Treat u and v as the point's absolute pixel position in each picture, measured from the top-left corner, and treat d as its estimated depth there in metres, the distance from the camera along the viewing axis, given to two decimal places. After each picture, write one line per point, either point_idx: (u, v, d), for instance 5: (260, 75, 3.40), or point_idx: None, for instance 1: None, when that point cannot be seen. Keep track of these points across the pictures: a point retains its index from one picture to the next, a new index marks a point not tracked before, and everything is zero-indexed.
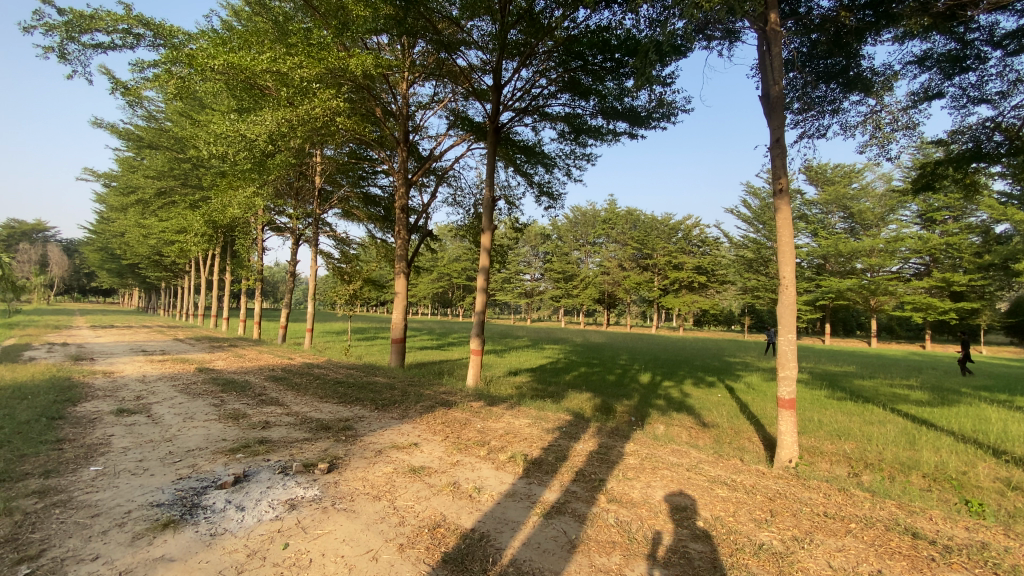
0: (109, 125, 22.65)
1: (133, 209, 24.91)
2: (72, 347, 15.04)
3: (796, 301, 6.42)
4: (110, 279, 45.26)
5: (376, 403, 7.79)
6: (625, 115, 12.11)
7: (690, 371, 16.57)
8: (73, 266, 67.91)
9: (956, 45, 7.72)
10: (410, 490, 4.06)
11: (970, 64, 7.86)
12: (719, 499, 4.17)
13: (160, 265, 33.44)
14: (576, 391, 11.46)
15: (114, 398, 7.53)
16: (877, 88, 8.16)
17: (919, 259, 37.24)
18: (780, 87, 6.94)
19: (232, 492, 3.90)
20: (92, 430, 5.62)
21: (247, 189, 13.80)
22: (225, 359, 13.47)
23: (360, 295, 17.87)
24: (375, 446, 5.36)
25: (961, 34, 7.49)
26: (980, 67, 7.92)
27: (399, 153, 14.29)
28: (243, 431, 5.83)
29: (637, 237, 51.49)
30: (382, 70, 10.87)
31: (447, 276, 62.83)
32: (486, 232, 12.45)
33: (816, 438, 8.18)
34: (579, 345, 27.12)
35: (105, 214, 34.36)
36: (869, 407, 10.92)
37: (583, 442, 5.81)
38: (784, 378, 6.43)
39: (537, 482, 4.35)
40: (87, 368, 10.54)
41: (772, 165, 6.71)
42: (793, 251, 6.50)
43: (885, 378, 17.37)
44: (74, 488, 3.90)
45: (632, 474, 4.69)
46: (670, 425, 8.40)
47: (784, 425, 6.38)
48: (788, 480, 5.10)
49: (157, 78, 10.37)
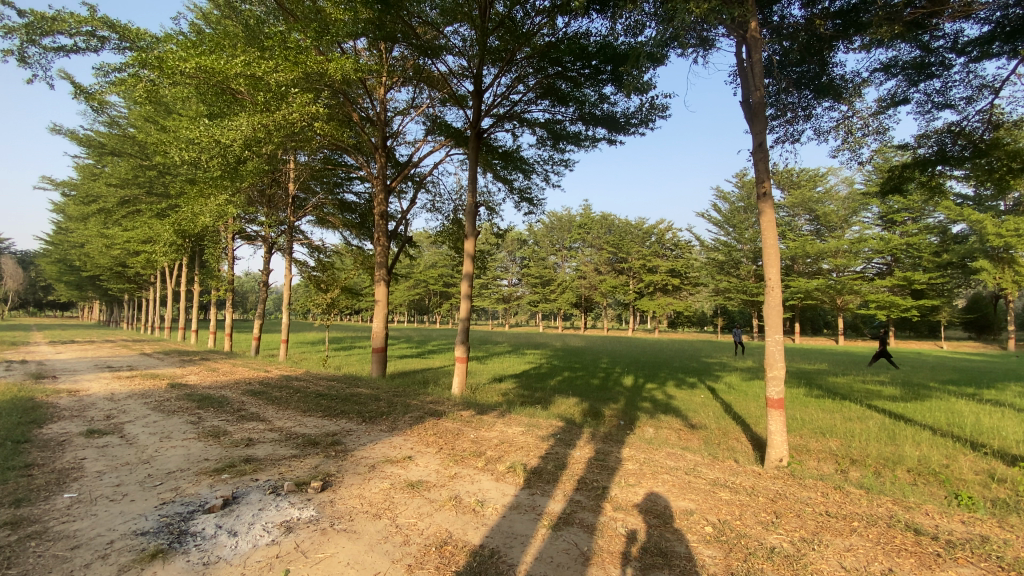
0: (68, 131, 21.63)
1: (94, 219, 23.83)
2: (32, 364, 14.26)
3: (782, 303, 6.51)
4: (69, 292, 43.21)
5: (362, 416, 7.56)
6: (603, 121, 12.21)
7: (671, 373, 16.75)
8: (28, 280, 64.76)
9: (920, 52, 8.04)
10: (411, 506, 3.92)
11: (935, 71, 8.18)
12: (723, 503, 4.16)
13: (122, 276, 32.11)
14: (563, 396, 11.41)
15: (82, 418, 7.11)
16: (849, 95, 8.39)
17: (881, 259, 38.77)
18: (761, 92, 7.04)
19: (222, 515, 3.69)
20: (62, 454, 5.27)
21: (219, 198, 13.34)
22: (198, 374, 12.92)
23: (337, 304, 17.45)
24: (367, 460, 5.18)
25: (926, 42, 7.80)
26: (943, 75, 8.26)
27: (377, 160, 14.08)
28: (226, 449, 5.57)
29: (613, 241, 52.06)
30: (361, 74, 10.71)
31: (423, 283, 62.21)
32: (468, 239, 12.30)
33: (802, 436, 8.32)
34: (559, 349, 27.13)
35: (64, 225, 32.85)
36: (847, 404, 11.20)
37: (580, 449, 5.74)
38: (772, 378, 6.47)
39: (540, 493, 4.26)
40: (50, 387, 9.96)
41: (755, 169, 6.81)
42: (777, 252, 6.59)
43: (857, 375, 17.89)
44: (49, 517, 3.62)
45: (634, 480, 4.64)
46: (659, 428, 8.39)
47: (774, 425, 6.42)
48: (784, 480, 5.14)
49: (124, 83, 9.94)
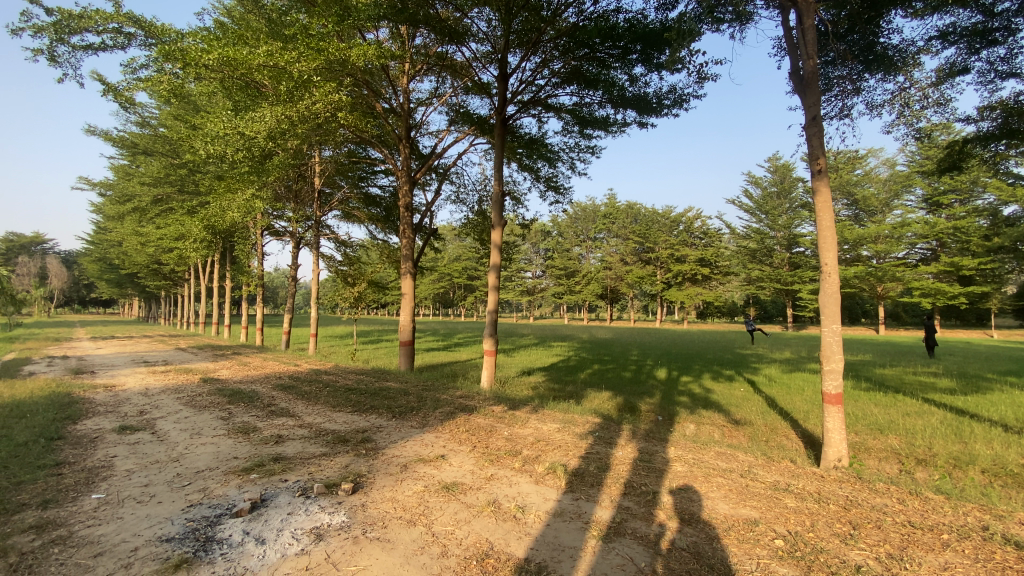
0: (102, 132, 22.14)
1: (130, 218, 24.45)
2: (72, 360, 14.64)
3: (840, 290, 5.98)
4: (110, 290, 44.88)
5: (393, 412, 7.36)
6: (633, 103, 11.64)
7: (706, 365, 16.17)
8: (72, 278, 67.84)
9: (981, 17, 7.28)
10: (447, 512, 3.64)
11: (998, 37, 7.42)
12: (790, 511, 3.76)
13: (158, 273, 33.02)
14: (595, 390, 11.04)
15: (116, 414, 7.11)
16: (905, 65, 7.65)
17: (926, 244, 36.81)
18: (815, 61, 6.44)
19: (250, 520, 3.48)
20: (93, 451, 5.21)
21: (246, 192, 13.31)
22: (231, 368, 13.01)
23: (364, 298, 17.39)
24: (399, 459, 4.94)
25: (988, 5, 7.06)
26: (1006, 42, 7.48)
27: (401, 151, 13.85)
28: (255, 447, 5.41)
29: (639, 231, 50.94)
30: (383, 61, 10.37)
31: (448, 276, 62.42)
32: (495, 228, 11.93)
33: (858, 433, 7.75)
34: (586, 341, 26.73)
35: (103, 225, 33.92)
36: (901, 397, 10.50)
37: (622, 448, 5.38)
38: (829, 371, 5.98)
39: (585, 498, 3.93)
40: (87, 382, 10.13)
41: (808, 145, 6.27)
42: (834, 236, 6.06)
43: (906, 366, 16.90)
44: (74, 521, 3.48)
45: (686, 484, 4.27)
46: (701, 424, 7.95)
47: (831, 422, 5.91)
48: (851, 484, 4.69)
49: (150, 80, 9.92)
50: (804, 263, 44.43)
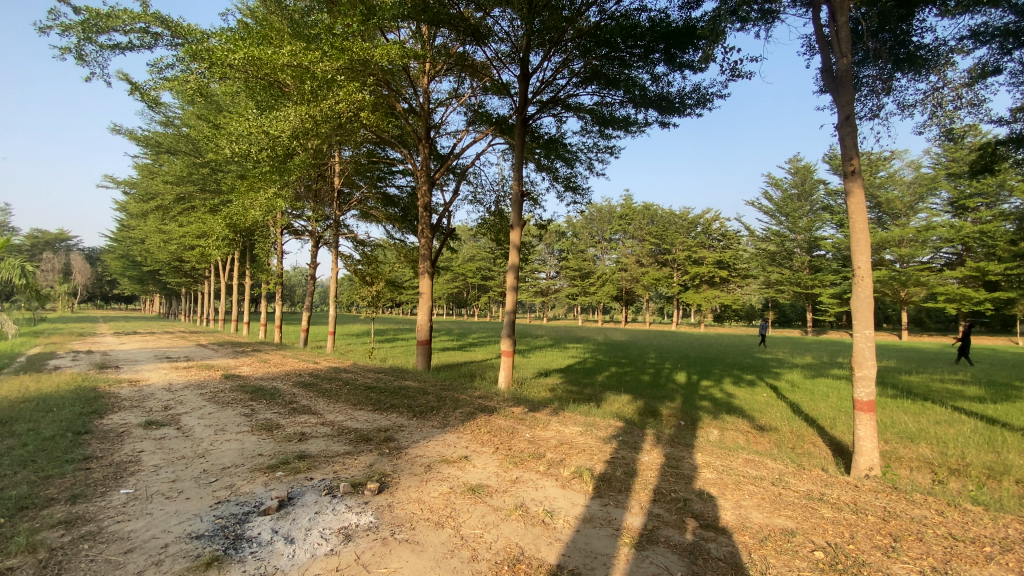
0: (127, 132, 22.58)
1: (153, 215, 24.89)
2: (97, 355, 14.96)
3: (873, 294, 5.82)
4: (132, 286, 45.76)
5: (413, 411, 7.35)
6: (655, 103, 11.50)
7: (725, 369, 15.93)
8: (96, 274, 69.42)
9: (1015, 17, 7.04)
10: (475, 514, 3.60)
11: None
12: (826, 522, 3.65)
13: (179, 270, 33.55)
14: (614, 393, 10.90)
15: (141, 409, 7.21)
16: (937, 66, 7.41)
17: (951, 248, 35.93)
18: (849, 59, 6.28)
19: (277, 519, 3.47)
20: (120, 446, 5.28)
21: (267, 191, 13.44)
22: (251, 365, 13.15)
23: (382, 297, 17.46)
24: (422, 460, 4.91)
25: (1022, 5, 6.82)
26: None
27: (420, 151, 13.86)
28: (279, 444, 5.43)
29: (655, 233, 50.45)
30: (406, 61, 10.37)
31: (462, 277, 62.52)
32: (514, 229, 11.88)
33: (887, 442, 7.54)
34: (602, 343, 26.55)
35: (127, 223, 34.57)
36: (930, 405, 10.20)
37: (647, 453, 5.28)
38: (861, 378, 5.81)
39: (614, 504, 3.85)
40: (112, 377, 10.30)
41: (841, 145, 6.13)
42: (867, 239, 5.89)
43: (933, 373, 16.46)
44: (104, 516, 3.50)
45: (716, 491, 4.17)
46: (725, 430, 7.81)
47: (863, 430, 5.75)
48: (887, 495, 4.55)
49: (175, 80, 10.05)
50: (824, 267, 43.58)
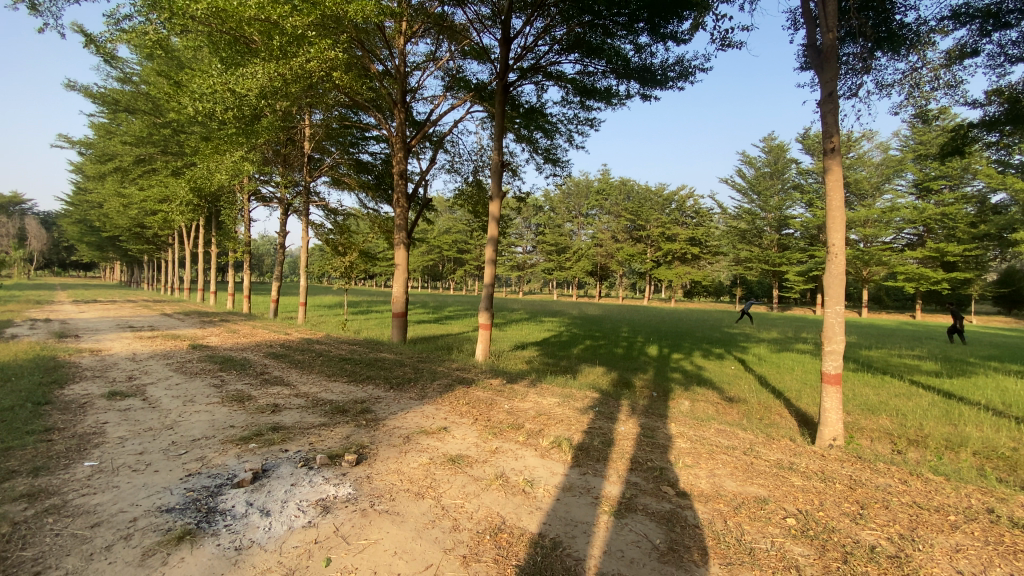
0: (81, 87, 21.11)
1: (111, 178, 23.59)
2: (55, 323, 14.35)
3: (845, 271, 5.94)
4: (91, 253, 43.76)
5: (390, 382, 7.29)
6: (638, 74, 11.29)
7: (696, 343, 16.33)
8: (51, 240, 66.11)
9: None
10: (455, 484, 3.59)
11: (1012, 19, 7.22)
12: (797, 490, 3.78)
13: (141, 237, 32.14)
14: (590, 365, 11.05)
15: (104, 379, 6.94)
16: (918, 44, 7.46)
17: (913, 229, 37.25)
18: (834, 35, 6.23)
19: (252, 491, 3.39)
20: (83, 417, 5.06)
21: (234, 154, 12.77)
22: (220, 335, 12.80)
23: (356, 268, 17.07)
24: (400, 431, 4.86)
25: None
26: (1020, 24, 7.31)
27: (396, 117, 13.36)
28: (252, 415, 5.29)
29: (631, 208, 50.69)
30: (382, 18, 9.78)
31: (438, 249, 61.88)
32: (493, 200, 11.63)
33: (850, 413, 7.87)
34: (577, 317, 26.81)
35: (83, 186, 32.76)
36: (889, 379, 10.69)
37: (624, 424, 5.36)
38: (829, 352, 5.98)
39: (592, 472, 3.89)
40: (72, 346, 9.87)
41: (822, 122, 6.14)
42: (843, 217, 5.97)
43: (891, 348, 17.24)
44: (68, 490, 3.35)
45: (692, 460, 4.26)
46: (696, 401, 8.03)
47: (829, 402, 5.95)
48: (853, 464, 4.75)
49: (133, 32, 9.25)
50: (793, 245, 44.69)
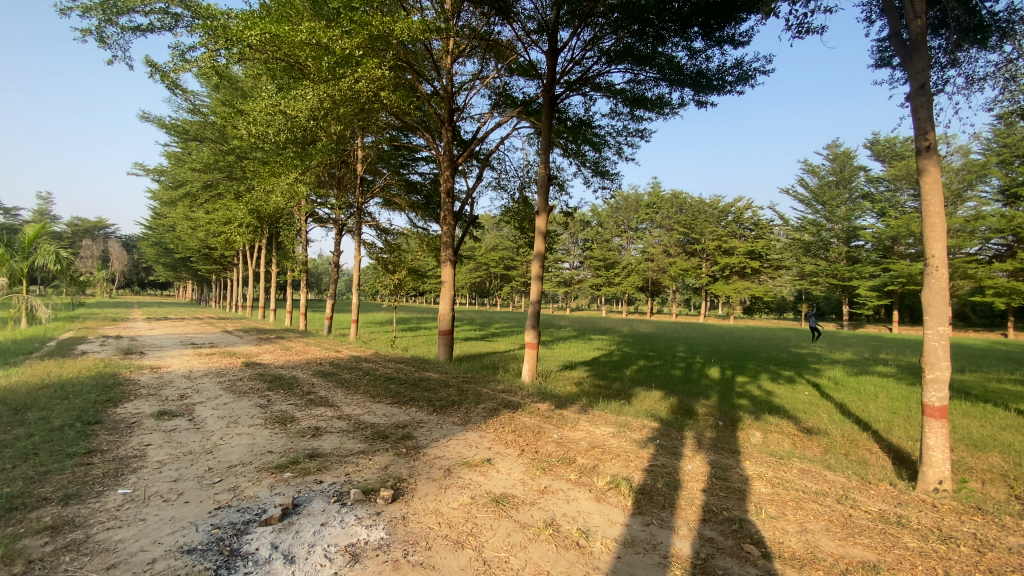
0: (156, 119, 22.71)
1: (182, 202, 25.19)
2: (126, 340, 15.17)
3: (949, 286, 5.09)
4: (166, 274, 47.03)
5: (434, 405, 6.97)
6: (692, 80, 10.73)
7: (761, 364, 15.18)
8: (132, 262, 71.84)
9: None
10: (500, 532, 3.16)
11: None
12: (912, 554, 3.08)
13: (210, 257, 34.20)
14: (644, 389, 10.35)
15: (157, 398, 7.02)
16: (1014, 34, 6.28)
17: (1000, 239, 33.59)
18: (924, 20, 5.38)
19: (279, 531, 3.11)
20: (128, 438, 5.04)
21: (288, 177, 13.07)
22: (273, 353, 13.04)
23: (404, 286, 17.27)
24: (442, 462, 4.50)
25: None
26: None
27: (443, 136, 13.36)
28: (292, 440, 5.11)
29: (683, 222, 49.10)
30: (429, 36, 9.73)
31: (485, 266, 62.29)
32: (540, 215, 11.28)
33: (952, 449, 6.83)
34: (628, 335, 25.88)
35: (160, 212, 35.28)
36: (992, 408, 9.37)
37: (690, 461, 4.76)
38: (932, 380, 5.10)
39: (658, 523, 3.37)
40: (135, 363, 10.23)
41: (914, 118, 5.39)
42: (944, 223, 5.18)
43: (989, 371, 15.33)
44: (95, 522, 3.20)
45: (776, 511, 3.63)
46: (767, 432, 7.24)
47: (933, 438, 5.03)
48: (976, 518, 3.93)
49: (195, 63, 9.64)
50: (862, 258, 41.58)
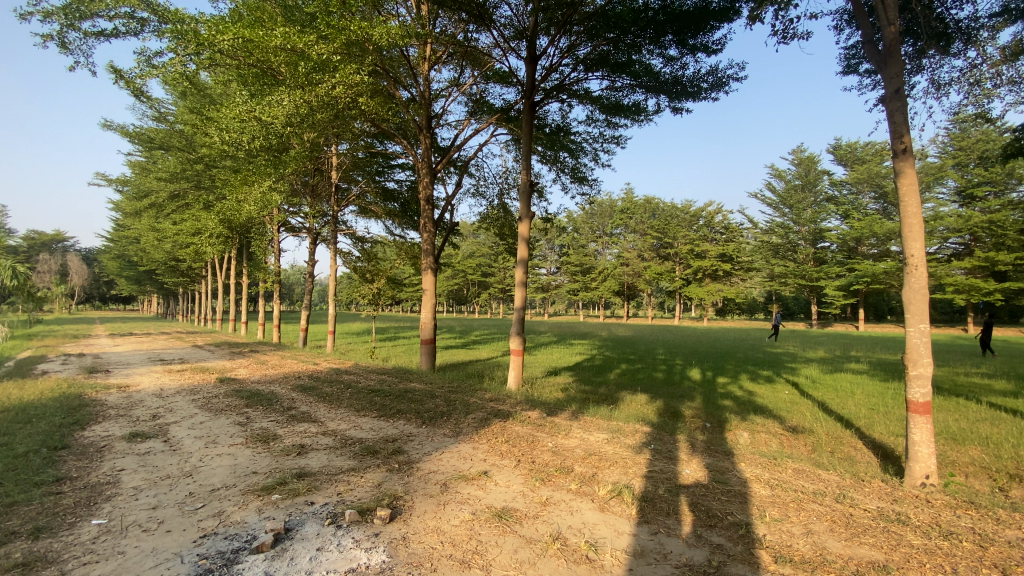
0: (119, 127, 21.88)
1: (147, 213, 24.26)
2: (88, 358, 14.41)
3: (928, 285, 5.23)
4: (130, 287, 45.16)
5: (422, 418, 6.79)
6: (669, 87, 10.86)
7: (740, 365, 15.42)
8: (93, 276, 68.99)
9: None
10: (506, 549, 3.05)
11: None
12: (918, 552, 3.10)
13: (176, 269, 32.99)
14: (630, 393, 10.35)
15: (127, 419, 6.64)
16: (975, 41, 6.60)
17: (958, 238, 35.22)
18: (897, 28, 5.56)
19: (273, 559, 2.93)
20: (99, 463, 4.73)
21: (261, 185, 12.66)
22: (248, 367, 12.57)
23: (383, 295, 16.94)
24: (437, 477, 4.35)
25: None
26: None
27: (421, 143, 13.22)
28: (277, 459, 4.88)
29: (657, 226, 49.82)
30: (407, 41, 9.61)
31: (462, 273, 61.93)
32: (522, 221, 11.21)
33: (931, 444, 7.01)
34: (607, 339, 26.05)
35: (124, 224, 33.94)
36: (963, 401, 9.70)
37: (687, 466, 4.73)
38: (915, 377, 5.21)
39: (665, 532, 3.31)
40: (100, 382, 9.68)
41: (891, 122, 5.54)
42: (921, 224, 5.34)
43: (956, 366, 15.92)
44: (69, 557, 2.96)
45: (780, 513, 3.62)
46: (755, 432, 7.31)
47: (918, 434, 5.14)
48: (971, 511, 4.01)
49: (162, 68, 9.26)
50: (829, 258, 42.96)
